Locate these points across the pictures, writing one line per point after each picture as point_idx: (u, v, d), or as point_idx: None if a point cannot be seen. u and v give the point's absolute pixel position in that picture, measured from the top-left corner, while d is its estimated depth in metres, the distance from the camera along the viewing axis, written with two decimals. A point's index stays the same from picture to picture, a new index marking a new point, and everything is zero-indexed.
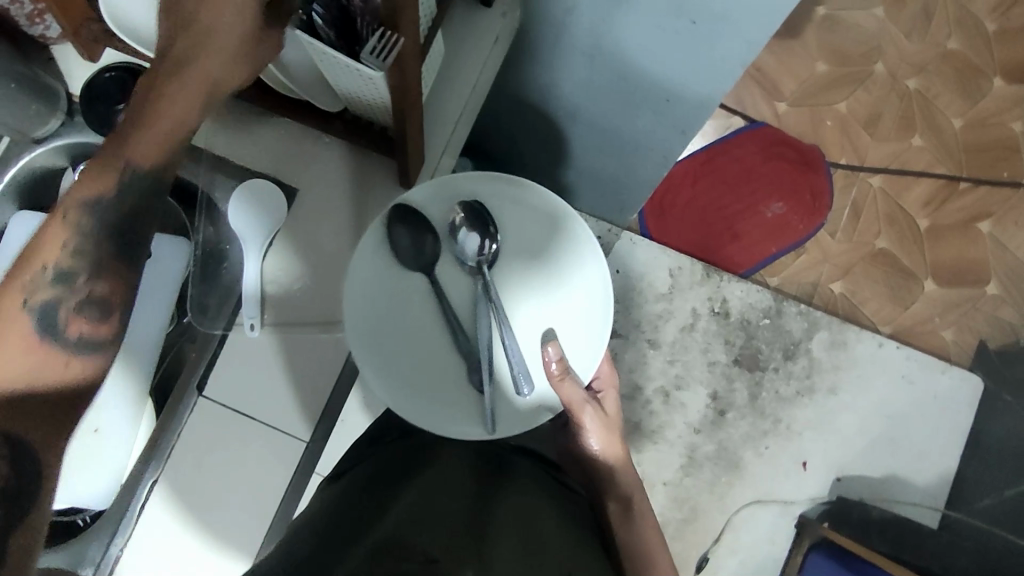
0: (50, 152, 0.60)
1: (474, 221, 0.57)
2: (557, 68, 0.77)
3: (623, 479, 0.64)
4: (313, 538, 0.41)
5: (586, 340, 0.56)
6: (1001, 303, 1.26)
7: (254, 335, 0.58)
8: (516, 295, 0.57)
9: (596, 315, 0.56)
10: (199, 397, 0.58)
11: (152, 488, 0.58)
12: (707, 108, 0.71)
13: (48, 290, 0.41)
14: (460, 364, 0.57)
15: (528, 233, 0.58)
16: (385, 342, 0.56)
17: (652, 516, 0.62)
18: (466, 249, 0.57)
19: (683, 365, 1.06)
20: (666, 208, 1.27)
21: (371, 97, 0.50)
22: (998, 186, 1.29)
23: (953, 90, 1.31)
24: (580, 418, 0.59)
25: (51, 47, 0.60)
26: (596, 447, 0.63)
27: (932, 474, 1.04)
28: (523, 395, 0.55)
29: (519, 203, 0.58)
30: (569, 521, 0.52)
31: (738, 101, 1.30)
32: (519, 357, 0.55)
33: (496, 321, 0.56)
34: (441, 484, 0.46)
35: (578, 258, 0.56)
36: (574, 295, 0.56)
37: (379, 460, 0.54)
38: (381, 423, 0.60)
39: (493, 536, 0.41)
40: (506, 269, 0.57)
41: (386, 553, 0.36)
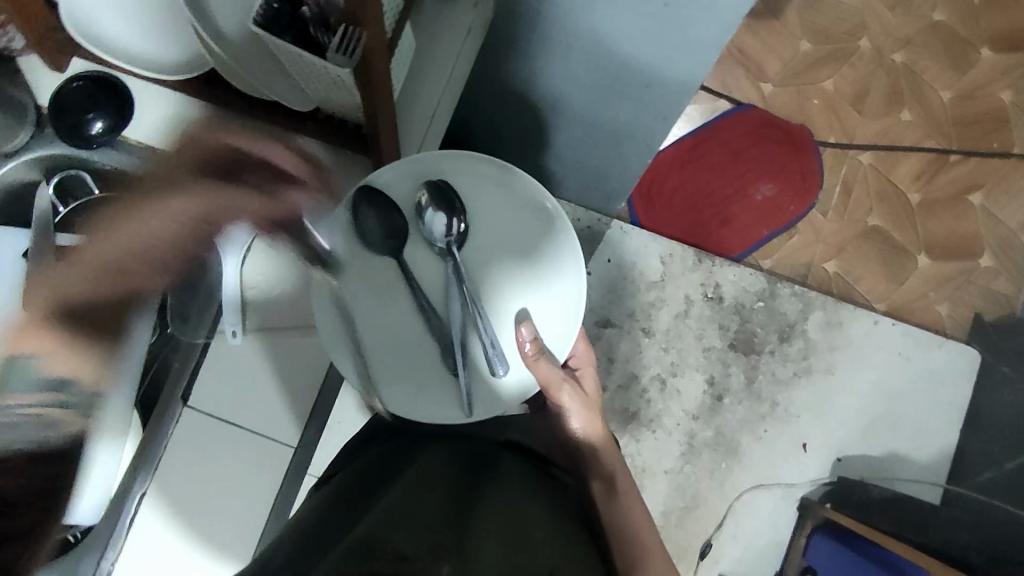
0: (23, 167, 0.61)
1: (440, 201, 0.57)
2: (535, 59, 0.76)
3: (606, 458, 0.64)
4: (295, 542, 0.41)
5: (557, 316, 0.57)
6: (996, 275, 1.26)
7: (237, 342, 0.58)
8: (486, 272, 0.58)
9: (569, 292, 0.57)
10: (183, 408, 0.61)
11: (140, 501, 0.60)
12: (688, 91, 0.71)
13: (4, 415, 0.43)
14: (434, 346, 0.57)
15: (495, 212, 0.59)
16: (359, 329, 0.57)
17: (640, 503, 0.61)
18: (434, 229, 0.57)
19: (677, 353, 1.08)
20: (655, 195, 1.25)
21: (341, 95, 0.50)
22: (988, 157, 1.29)
23: (940, 62, 1.30)
24: (558, 395, 0.60)
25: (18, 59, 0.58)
26: (578, 427, 0.64)
27: (934, 451, 1.05)
28: (498, 375, 0.57)
29: (485, 179, 0.59)
30: (558, 519, 0.51)
31: (724, 83, 1.29)
32: (492, 335, 0.56)
33: (469, 302, 0.57)
34: (421, 485, 0.46)
35: (546, 232, 0.57)
36: (545, 271, 0.57)
37: (363, 465, 0.54)
38: (370, 427, 0.62)
39: (474, 536, 0.41)
40: (475, 248, 0.58)
41: (360, 551, 0.35)
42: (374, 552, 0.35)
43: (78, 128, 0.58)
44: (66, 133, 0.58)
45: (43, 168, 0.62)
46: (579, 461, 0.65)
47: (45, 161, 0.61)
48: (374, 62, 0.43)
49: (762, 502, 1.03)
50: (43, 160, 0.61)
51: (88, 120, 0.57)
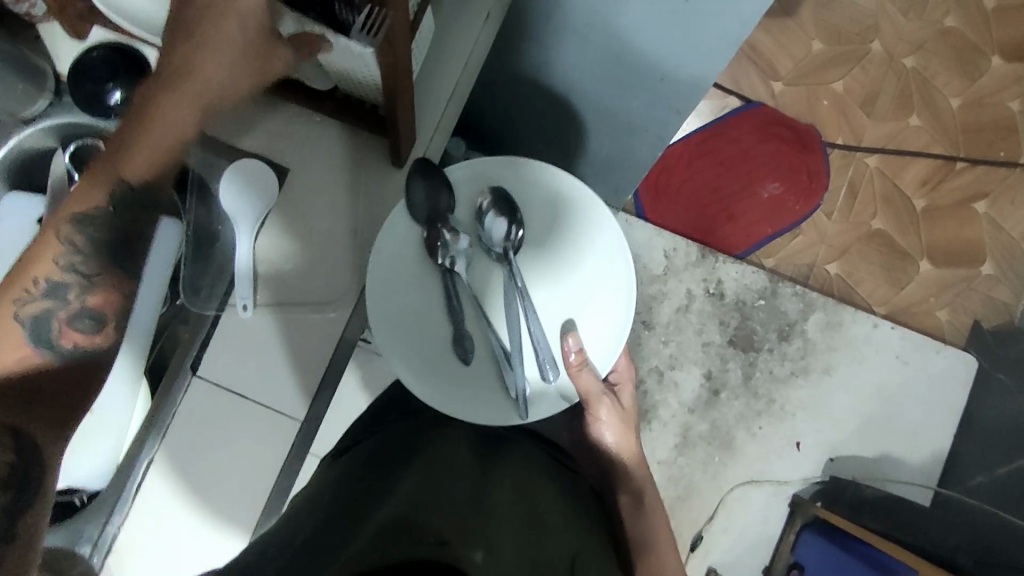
0: (39, 133, 0.59)
1: (502, 207, 0.59)
2: (549, 47, 0.76)
3: (635, 474, 0.67)
4: (317, 518, 0.43)
5: (606, 329, 0.59)
6: (996, 283, 1.26)
7: (247, 315, 0.58)
8: (541, 280, 0.59)
9: (620, 305, 0.58)
10: (193, 377, 0.59)
11: (147, 468, 0.59)
12: (701, 87, 0.71)
13: (41, 301, 0.47)
14: (484, 347, 0.59)
15: (550, 220, 0.60)
16: (405, 323, 0.57)
17: (660, 514, 0.65)
18: (494, 233, 0.59)
19: (676, 346, 1.09)
20: (661, 189, 1.26)
21: (362, 75, 0.50)
22: (994, 166, 1.29)
23: (951, 69, 1.30)
24: (596, 408, 0.63)
25: (39, 25, 0.59)
26: (612, 440, 0.67)
27: (926, 452, 1.07)
28: (547, 381, 0.58)
29: (545, 188, 0.60)
30: (568, 501, 0.54)
31: (735, 80, 1.29)
32: (543, 341, 0.58)
33: (522, 305, 0.58)
34: (444, 469, 0.49)
35: (602, 245, 0.59)
36: (597, 284, 0.59)
37: (387, 438, 0.56)
38: (386, 402, 0.66)
39: (496, 514, 0.44)
40: (530, 254, 0.60)
41: (397, 537, 0.39)
42: (403, 536, 0.39)
43: (95, 97, 0.58)
44: (83, 103, 0.58)
45: (59, 134, 0.60)
46: (609, 475, 0.67)
47: (60, 129, 0.60)
48: (396, 41, 0.43)
49: (754, 497, 1.04)
50: (58, 126, 0.60)
51: (107, 89, 0.58)
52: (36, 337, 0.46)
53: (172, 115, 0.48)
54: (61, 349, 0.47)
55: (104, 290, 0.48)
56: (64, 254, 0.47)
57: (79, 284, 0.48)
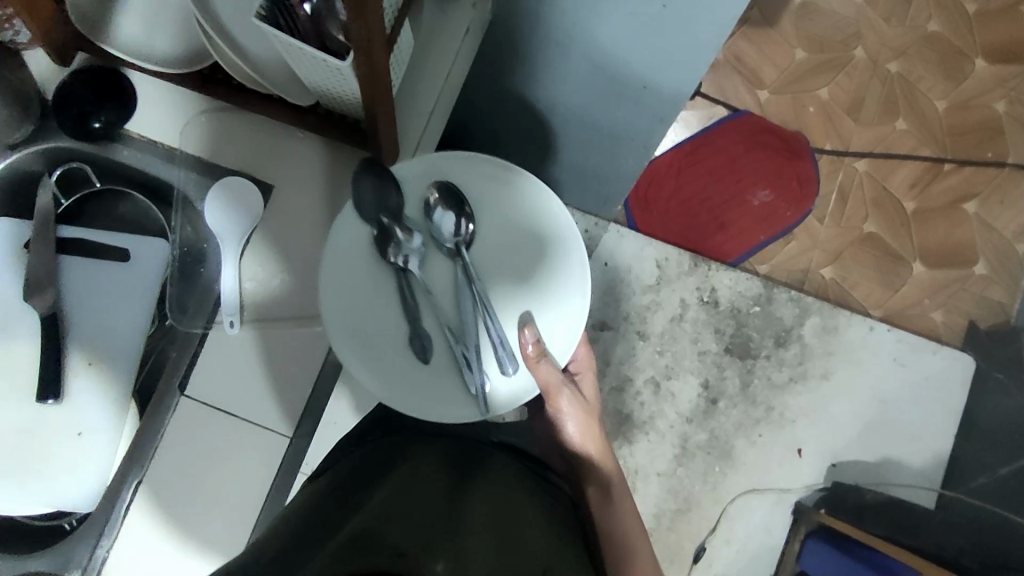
0: (29, 156, 0.61)
1: (449, 201, 0.57)
2: (532, 60, 0.77)
3: (604, 468, 0.66)
4: (290, 530, 0.43)
5: (563, 317, 0.58)
6: (990, 282, 1.26)
7: (234, 332, 0.59)
8: (497, 273, 0.59)
9: (577, 296, 0.58)
10: (182, 397, 0.59)
11: (137, 489, 0.59)
12: (684, 94, 0.72)
13: None
14: (443, 347, 0.58)
15: (501, 212, 0.59)
16: (366, 329, 0.57)
17: (631, 501, 0.64)
18: (444, 229, 0.57)
19: (672, 356, 1.08)
20: (651, 200, 1.26)
21: (341, 90, 0.51)
22: (983, 166, 1.30)
23: (935, 72, 1.32)
24: (557, 400, 0.61)
25: (22, 52, 0.59)
26: (576, 435, 0.65)
27: (928, 456, 1.06)
28: (508, 373, 0.57)
29: (495, 180, 0.59)
30: (546, 509, 0.55)
31: (721, 90, 1.30)
32: (502, 335, 0.57)
33: (480, 305, 0.57)
34: (419, 481, 0.49)
35: (551, 233, 0.58)
36: (554, 274, 0.58)
37: (375, 449, 0.57)
38: (374, 418, 0.62)
39: (467, 529, 0.44)
40: (483, 247, 0.59)
41: (358, 544, 0.39)
42: (368, 550, 0.38)
43: (81, 121, 0.59)
44: (69, 126, 0.59)
45: (44, 159, 0.62)
46: (575, 467, 0.67)
47: (48, 154, 0.62)
48: (374, 52, 0.43)
49: (757, 506, 1.03)
50: (42, 150, 0.62)
51: (89, 113, 0.58)
52: None
53: None
54: None
55: None
56: None
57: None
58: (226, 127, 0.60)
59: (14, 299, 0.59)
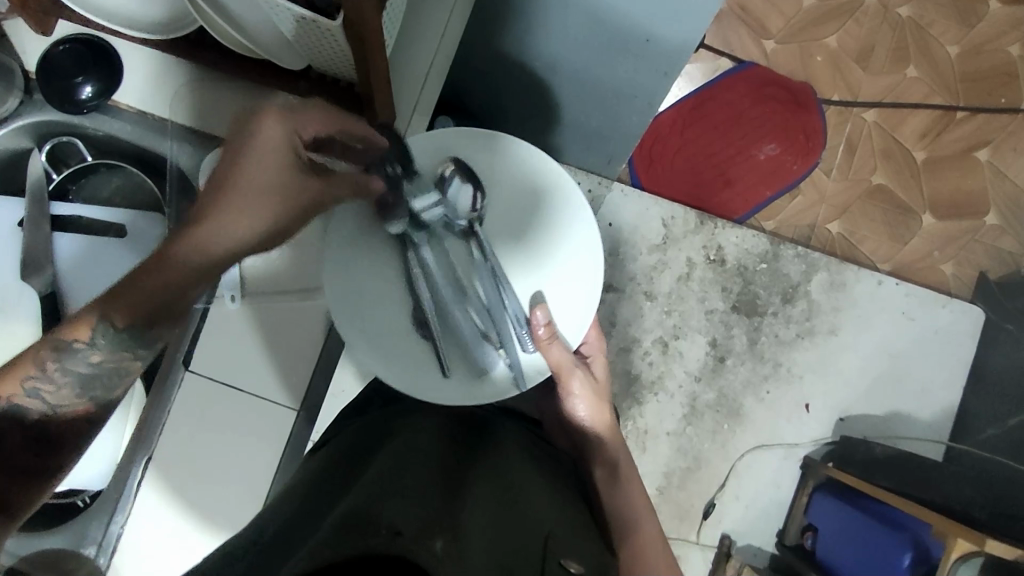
0: (14, 133, 0.61)
1: (465, 178, 0.62)
2: (529, 14, 0.74)
3: (611, 447, 0.65)
4: (285, 514, 0.43)
5: (573, 293, 0.61)
6: (1001, 233, 1.24)
7: (235, 306, 0.66)
8: (508, 251, 0.62)
9: (584, 275, 0.61)
10: (187, 372, 0.66)
11: (146, 467, 0.66)
12: (688, 45, 0.69)
13: (54, 380, 0.49)
14: (455, 322, 0.61)
15: (513, 187, 0.63)
16: (374, 306, 0.60)
17: (641, 486, 0.63)
18: (459, 205, 0.62)
19: (679, 316, 1.07)
20: (655, 158, 1.22)
21: (332, 51, 0.49)
22: (996, 113, 1.26)
23: (948, 15, 1.27)
24: (570, 383, 0.63)
25: (3, 21, 0.58)
26: (585, 416, 0.65)
27: (936, 409, 1.06)
28: (528, 351, 0.60)
29: (509, 158, 0.63)
30: (548, 480, 0.54)
31: (725, 42, 1.26)
32: (515, 311, 0.61)
33: (495, 279, 0.61)
34: (411, 455, 0.48)
35: (565, 211, 0.62)
36: (565, 251, 0.62)
37: (360, 426, 0.57)
38: (364, 398, 0.64)
39: (464, 506, 0.43)
40: (494, 224, 0.63)
41: (353, 528, 0.37)
42: (367, 528, 0.37)
43: (68, 93, 0.58)
44: (56, 98, 0.58)
45: (34, 135, 0.63)
46: (582, 448, 0.66)
47: (33, 127, 0.62)
48: (366, 11, 0.41)
49: (768, 461, 1.05)
50: (29, 125, 0.61)
51: (77, 84, 0.57)
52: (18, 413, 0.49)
53: (219, 227, 0.45)
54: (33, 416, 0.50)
55: (86, 402, 0.52)
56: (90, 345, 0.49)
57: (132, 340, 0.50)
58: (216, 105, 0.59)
59: (12, 280, 0.61)
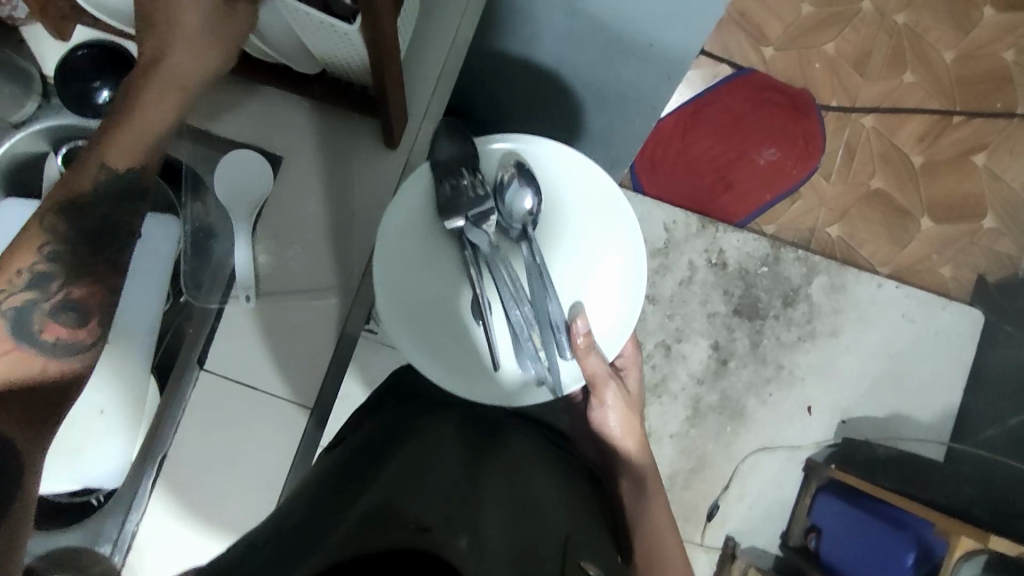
0: (32, 137, 0.59)
1: (524, 180, 0.59)
2: (533, 19, 0.75)
3: (637, 460, 0.67)
4: (307, 505, 0.43)
5: (616, 308, 0.60)
6: (999, 235, 1.26)
7: (250, 305, 0.58)
8: (556, 257, 0.61)
9: (627, 290, 0.60)
10: (200, 371, 0.58)
11: (155, 481, 0.57)
12: (691, 51, 0.70)
13: (24, 293, 0.50)
14: (499, 325, 0.59)
15: (569, 195, 0.61)
16: (417, 302, 0.58)
17: (663, 500, 0.64)
18: (515, 208, 0.59)
19: (682, 319, 1.08)
20: (658, 162, 1.24)
21: (347, 56, 0.50)
22: (991, 118, 1.28)
23: (943, 22, 1.29)
24: (603, 393, 0.63)
25: (20, 28, 0.59)
26: (616, 429, 0.66)
27: (937, 410, 1.07)
28: (566, 357, 0.59)
29: (572, 164, 0.60)
30: (562, 485, 0.54)
31: (725, 48, 1.27)
32: (557, 318, 0.59)
33: (540, 284, 0.59)
34: (429, 454, 0.49)
35: (619, 224, 0.60)
36: (613, 264, 0.60)
37: (380, 423, 0.57)
38: (382, 395, 0.66)
39: (484, 509, 0.43)
40: (548, 231, 0.61)
41: (377, 522, 0.37)
42: (390, 523, 0.37)
43: (86, 96, 0.58)
44: (75, 104, 0.59)
45: (50, 138, 0.60)
46: (609, 459, 0.67)
47: (50, 132, 0.59)
48: (381, 15, 0.42)
49: (769, 463, 1.06)
50: (47, 129, 0.59)
51: (95, 88, 0.58)
52: (19, 333, 0.51)
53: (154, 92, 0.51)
54: (42, 342, 0.51)
55: (79, 298, 0.52)
56: (47, 245, 0.50)
57: (61, 276, 0.51)
58: (224, 98, 0.59)
59: None
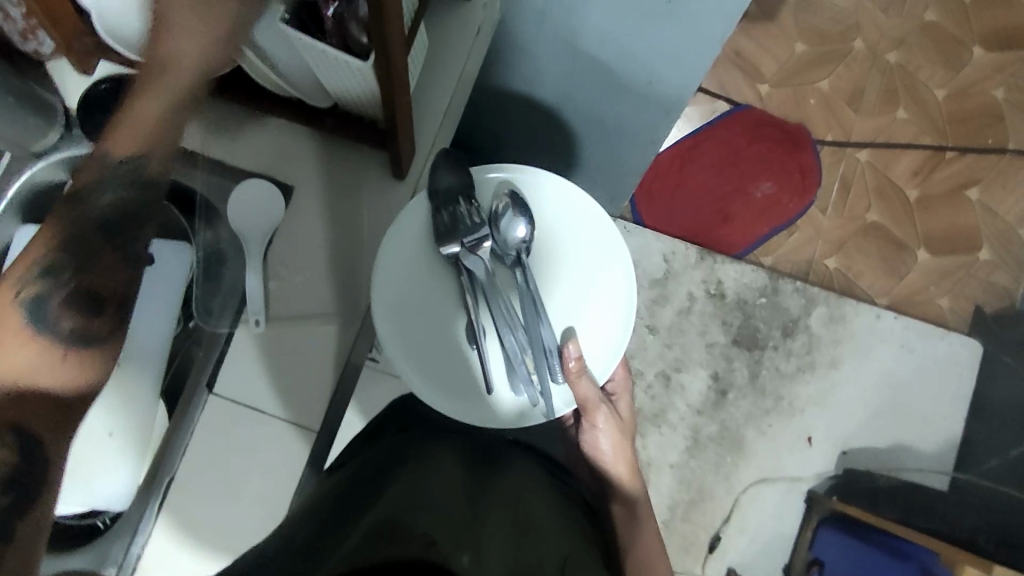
0: (50, 167, 0.59)
1: (518, 209, 0.61)
2: (535, 57, 0.78)
3: (628, 487, 0.68)
4: (313, 523, 0.44)
5: (608, 334, 0.61)
6: (995, 268, 1.28)
7: (259, 330, 0.59)
8: (552, 282, 0.62)
9: (619, 317, 0.61)
10: (210, 395, 0.59)
11: (160, 507, 0.58)
12: (689, 88, 0.73)
13: (34, 286, 0.40)
14: (493, 349, 0.60)
15: (563, 223, 0.62)
16: (414, 327, 0.60)
17: (653, 523, 0.67)
18: (510, 236, 0.61)
19: (681, 349, 1.09)
20: (656, 196, 1.27)
21: (359, 90, 0.52)
22: (983, 153, 1.31)
23: (934, 61, 1.33)
24: (594, 415, 0.64)
25: (46, 64, 0.62)
26: (608, 449, 0.67)
27: (938, 440, 1.08)
28: (557, 381, 0.61)
29: (563, 196, 0.62)
30: (560, 510, 0.55)
31: (722, 85, 1.30)
32: (550, 343, 0.60)
33: (533, 310, 0.60)
34: (430, 472, 0.50)
35: (609, 253, 0.62)
36: (604, 291, 0.61)
37: (377, 450, 0.58)
38: (377, 424, 0.66)
39: (487, 529, 0.44)
40: (542, 258, 0.62)
41: (387, 535, 0.38)
42: (399, 537, 0.38)
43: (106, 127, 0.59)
44: (93, 133, 0.59)
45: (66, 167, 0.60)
46: (602, 487, 0.69)
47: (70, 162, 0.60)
48: (392, 52, 0.44)
49: (769, 495, 1.05)
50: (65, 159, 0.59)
51: None
52: (35, 321, 0.39)
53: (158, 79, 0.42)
54: (60, 332, 0.40)
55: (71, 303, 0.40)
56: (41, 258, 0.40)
57: (71, 268, 0.41)
58: (228, 127, 0.61)
59: None
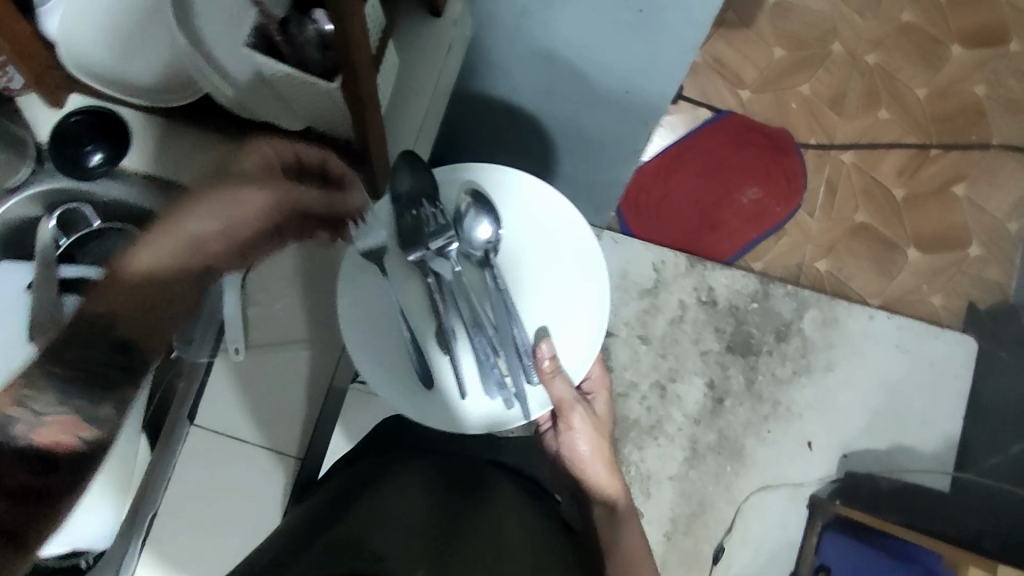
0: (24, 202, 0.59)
1: (480, 207, 0.61)
2: (512, 72, 0.78)
3: (609, 488, 0.67)
4: (279, 547, 0.43)
5: (582, 332, 0.61)
6: (986, 263, 1.27)
7: (240, 357, 0.59)
8: (520, 280, 0.62)
9: (591, 314, 0.61)
10: (192, 427, 0.59)
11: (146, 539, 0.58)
12: (665, 96, 0.73)
13: None
14: (465, 352, 0.60)
15: (527, 218, 0.63)
16: (384, 335, 0.59)
17: (639, 531, 0.64)
18: (475, 236, 0.61)
19: (675, 358, 1.09)
20: (642, 207, 1.27)
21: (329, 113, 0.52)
22: (967, 150, 1.31)
23: (913, 61, 1.33)
24: (570, 416, 0.65)
25: (17, 98, 0.57)
26: (586, 449, 0.67)
27: (938, 440, 1.07)
28: (532, 382, 0.60)
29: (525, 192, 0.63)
30: (537, 524, 0.54)
31: (704, 94, 1.31)
32: (523, 343, 0.61)
33: (505, 311, 0.61)
34: (402, 491, 0.50)
35: (575, 245, 0.62)
36: (573, 285, 0.62)
37: (350, 473, 0.56)
38: (361, 445, 0.63)
39: (453, 548, 0.43)
40: (509, 256, 0.63)
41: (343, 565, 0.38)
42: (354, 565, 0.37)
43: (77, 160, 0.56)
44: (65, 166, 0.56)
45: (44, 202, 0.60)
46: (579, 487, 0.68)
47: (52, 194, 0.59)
48: (359, 73, 0.44)
49: (770, 504, 1.03)
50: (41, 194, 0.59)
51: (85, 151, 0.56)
52: None
53: None
54: None
55: None
56: None
57: None
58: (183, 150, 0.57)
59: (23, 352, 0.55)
